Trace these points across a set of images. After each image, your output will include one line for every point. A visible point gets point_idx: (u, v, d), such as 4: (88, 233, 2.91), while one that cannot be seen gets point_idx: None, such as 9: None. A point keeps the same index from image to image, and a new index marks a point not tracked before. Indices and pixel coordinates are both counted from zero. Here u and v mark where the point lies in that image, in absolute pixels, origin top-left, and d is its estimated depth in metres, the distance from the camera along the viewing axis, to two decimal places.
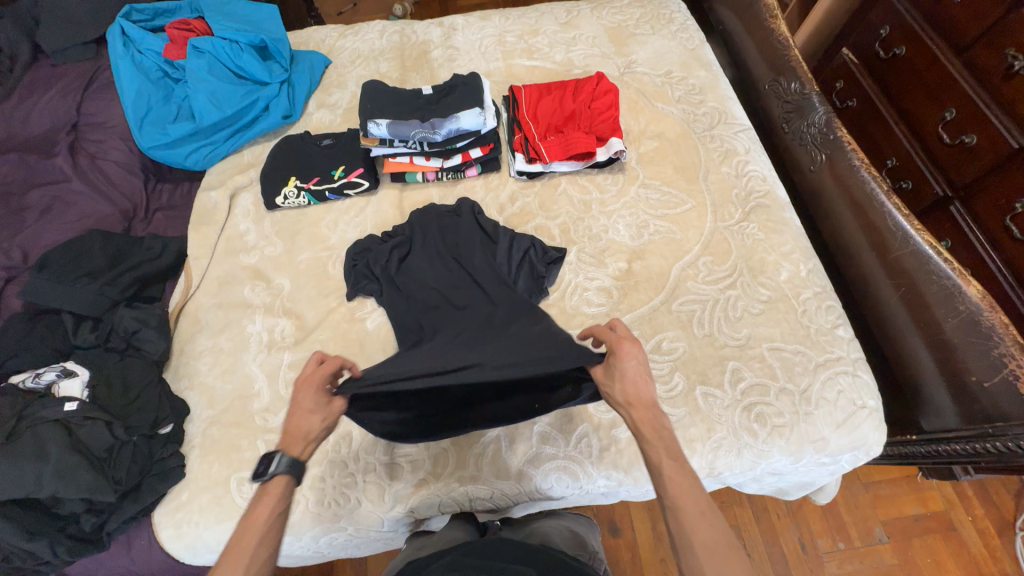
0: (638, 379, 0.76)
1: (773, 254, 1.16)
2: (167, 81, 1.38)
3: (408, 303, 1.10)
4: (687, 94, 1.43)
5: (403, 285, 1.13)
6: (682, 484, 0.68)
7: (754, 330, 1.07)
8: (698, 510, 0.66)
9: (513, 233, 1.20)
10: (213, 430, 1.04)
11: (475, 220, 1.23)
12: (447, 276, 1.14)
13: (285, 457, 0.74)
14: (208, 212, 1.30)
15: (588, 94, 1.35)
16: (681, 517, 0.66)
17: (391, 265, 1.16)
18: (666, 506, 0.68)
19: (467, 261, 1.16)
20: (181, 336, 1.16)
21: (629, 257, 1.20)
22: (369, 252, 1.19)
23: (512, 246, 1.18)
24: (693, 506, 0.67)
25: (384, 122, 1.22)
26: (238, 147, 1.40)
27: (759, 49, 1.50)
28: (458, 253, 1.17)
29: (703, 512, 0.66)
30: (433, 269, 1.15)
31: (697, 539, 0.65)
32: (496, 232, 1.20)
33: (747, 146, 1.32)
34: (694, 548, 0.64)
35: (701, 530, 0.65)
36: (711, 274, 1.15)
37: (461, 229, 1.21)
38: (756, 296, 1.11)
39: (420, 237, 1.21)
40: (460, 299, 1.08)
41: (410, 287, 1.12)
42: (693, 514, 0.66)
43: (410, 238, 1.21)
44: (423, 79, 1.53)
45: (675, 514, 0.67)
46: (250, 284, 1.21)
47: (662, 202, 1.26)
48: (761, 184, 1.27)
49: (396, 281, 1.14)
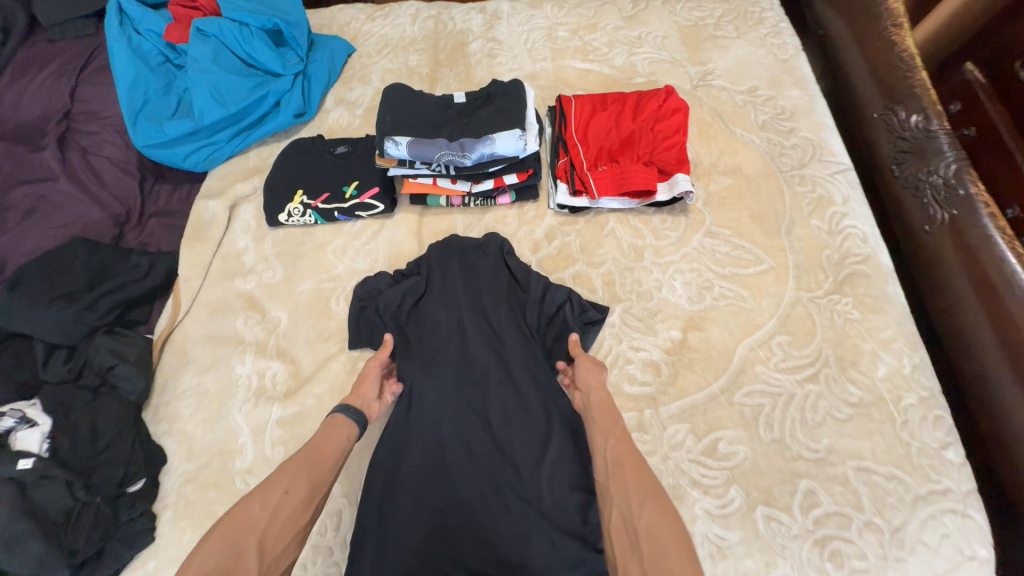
0: (593, 378, 0.90)
1: (870, 341, 0.93)
2: (167, 67, 1.21)
3: (414, 372, 0.95)
4: (774, 119, 1.18)
5: (413, 343, 0.98)
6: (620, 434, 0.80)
7: (837, 441, 0.86)
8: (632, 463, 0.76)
9: (548, 284, 1.01)
10: (188, 489, 0.92)
11: (503, 264, 1.04)
12: (465, 338, 0.97)
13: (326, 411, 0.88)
14: (205, 225, 1.16)
15: (651, 113, 1.11)
16: (619, 463, 0.76)
17: (405, 311, 1.00)
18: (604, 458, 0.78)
19: (491, 321, 0.98)
20: (164, 370, 1.04)
21: (685, 325, 0.99)
22: (379, 294, 1.02)
23: (544, 301, 0.99)
24: (623, 454, 0.77)
25: (404, 141, 1.01)
26: (244, 148, 1.24)
27: (869, 65, 1.21)
28: (481, 308, 0.99)
29: (639, 467, 0.74)
30: (448, 327, 0.98)
31: (630, 482, 0.73)
32: (527, 281, 1.02)
33: (846, 195, 1.07)
34: (627, 490, 0.72)
35: (637, 478, 0.73)
36: (787, 359, 0.93)
37: (486, 276, 1.02)
38: (843, 396, 0.89)
39: (435, 282, 1.03)
40: (480, 382, 0.94)
41: (420, 351, 0.97)
42: (621, 446, 0.78)
43: (428, 281, 1.03)
44: (458, 78, 1.32)
45: (612, 472, 0.76)
46: (243, 315, 1.07)
47: (732, 258, 1.04)
48: (860, 245, 1.02)
49: (409, 334, 0.98)
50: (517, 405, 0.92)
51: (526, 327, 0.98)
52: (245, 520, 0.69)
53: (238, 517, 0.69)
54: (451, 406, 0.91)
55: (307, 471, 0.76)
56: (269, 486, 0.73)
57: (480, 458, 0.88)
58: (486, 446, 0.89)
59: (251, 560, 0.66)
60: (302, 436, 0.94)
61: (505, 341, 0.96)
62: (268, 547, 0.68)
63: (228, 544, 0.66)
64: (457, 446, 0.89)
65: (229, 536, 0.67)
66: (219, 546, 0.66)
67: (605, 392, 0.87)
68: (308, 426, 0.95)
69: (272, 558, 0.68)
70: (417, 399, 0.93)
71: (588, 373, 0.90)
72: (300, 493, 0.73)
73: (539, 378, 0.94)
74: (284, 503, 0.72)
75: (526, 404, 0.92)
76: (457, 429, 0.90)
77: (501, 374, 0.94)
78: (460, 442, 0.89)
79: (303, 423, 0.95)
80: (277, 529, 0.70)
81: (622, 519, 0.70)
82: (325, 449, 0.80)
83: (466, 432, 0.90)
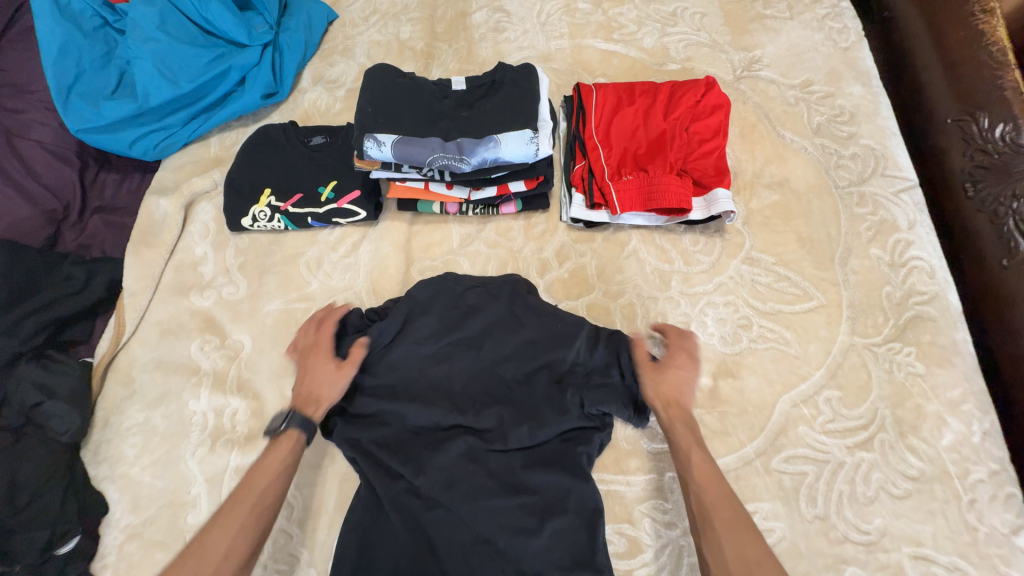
0: (673, 379, 0.75)
1: (934, 400, 0.79)
2: (106, 31, 1.00)
3: (387, 426, 0.77)
4: (831, 121, 0.99)
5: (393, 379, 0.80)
6: (708, 476, 0.68)
7: (892, 522, 0.73)
8: (733, 521, 0.64)
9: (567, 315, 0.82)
10: (132, 548, 0.79)
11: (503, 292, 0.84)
12: (450, 383, 0.79)
13: (296, 419, 0.74)
14: (156, 226, 0.99)
15: (688, 110, 0.92)
16: (713, 521, 0.64)
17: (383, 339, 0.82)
18: (696, 508, 0.67)
19: (481, 365, 0.80)
20: (106, 401, 0.89)
21: (716, 370, 0.84)
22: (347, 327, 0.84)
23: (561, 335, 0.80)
24: (716, 507, 0.65)
25: (388, 140, 0.83)
26: (203, 133, 1.05)
27: (942, 55, 0.98)
28: (468, 349, 0.81)
29: (742, 530, 0.63)
30: (430, 367, 0.80)
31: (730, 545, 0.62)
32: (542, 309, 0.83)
33: (913, 220, 0.90)
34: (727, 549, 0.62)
35: (738, 545, 0.62)
36: (836, 419, 0.79)
37: (478, 304, 0.83)
38: (899, 468, 0.76)
39: (418, 312, 0.84)
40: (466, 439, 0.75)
41: (394, 397, 0.79)
42: (711, 491, 0.66)
43: (412, 303, 0.85)
44: (458, 55, 1.12)
45: (709, 527, 0.64)
46: (199, 338, 0.92)
47: (776, 291, 0.88)
48: (926, 282, 0.86)
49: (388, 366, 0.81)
50: (510, 462, 0.74)
51: (526, 366, 0.79)
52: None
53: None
54: (429, 465, 0.74)
55: (255, 523, 0.67)
56: (208, 543, 0.65)
57: (468, 523, 0.70)
58: (470, 514, 0.71)
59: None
60: None
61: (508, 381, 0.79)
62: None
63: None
64: (435, 515, 0.71)
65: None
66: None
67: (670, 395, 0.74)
68: None
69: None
70: (388, 454, 0.75)
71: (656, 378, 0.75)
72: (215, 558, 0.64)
73: (539, 428, 0.75)
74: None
75: (520, 461, 0.74)
76: (438, 491, 0.72)
77: (492, 424, 0.76)
78: (445, 502, 0.72)
79: None
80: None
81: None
82: (268, 494, 0.70)
83: (451, 489, 0.72)
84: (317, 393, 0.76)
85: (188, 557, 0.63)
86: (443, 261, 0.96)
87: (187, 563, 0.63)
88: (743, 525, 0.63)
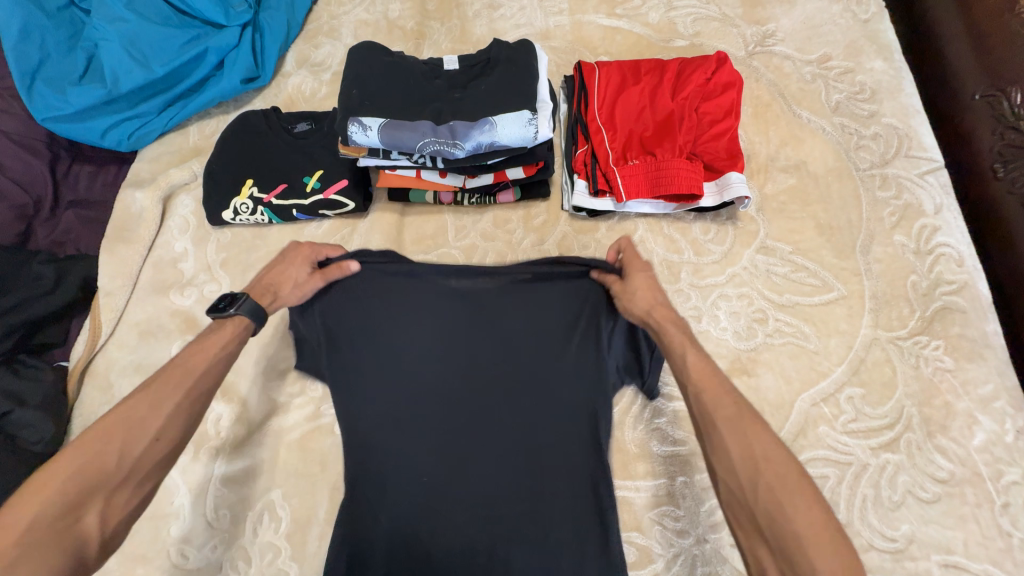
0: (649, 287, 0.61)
1: (963, 397, 0.74)
2: (72, 11, 0.93)
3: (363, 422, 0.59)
4: (850, 99, 0.93)
5: (366, 364, 0.60)
6: (703, 369, 0.54)
7: (920, 529, 0.69)
8: (736, 414, 0.51)
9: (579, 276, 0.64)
10: (111, 563, 0.74)
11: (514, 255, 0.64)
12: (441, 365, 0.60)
13: (248, 303, 0.60)
14: (131, 222, 0.93)
15: (697, 88, 0.85)
16: (717, 424, 0.51)
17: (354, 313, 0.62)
18: (695, 410, 0.54)
19: (479, 342, 0.60)
20: (82, 408, 0.84)
21: (730, 367, 0.79)
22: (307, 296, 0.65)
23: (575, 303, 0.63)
24: (719, 406, 0.52)
25: (375, 125, 0.77)
26: (180, 121, 0.99)
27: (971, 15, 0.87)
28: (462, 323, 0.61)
29: (749, 423, 0.50)
30: (415, 348, 0.59)
31: (744, 448, 0.49)
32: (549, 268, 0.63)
33: (939, 203, 0.84)
34: (746, 455, 0.49)
35: (747, 443, 0.49)
36: (859, 418, 0.74)
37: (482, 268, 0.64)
38: (927, 471, 0.71)
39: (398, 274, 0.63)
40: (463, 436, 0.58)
41: (370, 387, 0.60)
42: (717, 392, 0.53)
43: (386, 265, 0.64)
44: (451, 35, 1.05)
45: (717, 432, 0.51)
46: (180, 339, 0.87)
47: (793, 282, 0.82)
48: (955, 270, 0.80)
49: (357, 348, 0.61)
50: (524, 466, 0.58)
51: (546, 348, 0.60)
52: (101, 466, 0.49)
53: (87, 456, 0.48)
54: (422, 469, 0.58)
55: (192, 408, 0.55)
56: (136, 422, 0.51)
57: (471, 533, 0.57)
58: (474, 522, 0.57)
59: (93, 520, 0.48)
60: (253, 498, 0.77)
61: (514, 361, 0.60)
62: (119, 507, 0.50)
63: (70, 489, 0.47)
64: (432, 526, 0.57)
65: (76, 490, 0.47)
66: (54, 496, 0.46)
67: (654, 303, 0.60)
68: (260, 484, 0.77)
69: (122, 518, 0.50)
70: (371, 456, 0.59)
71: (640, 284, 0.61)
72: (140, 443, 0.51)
73: (563, 425, 0.58)
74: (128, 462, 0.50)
75: (538, 464, 0.58)
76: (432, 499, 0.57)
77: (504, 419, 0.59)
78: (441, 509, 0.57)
79: (254, 481, 0.77)
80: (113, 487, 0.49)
81: (734, 497, 0.49)
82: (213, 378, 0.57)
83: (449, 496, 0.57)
84: (278, 288, 0.63)
85: (109, 432, 0.50)
86: (438, 255, 0.90)
87: (109, 436, 0.50)
88: (748, 417, 0.50)
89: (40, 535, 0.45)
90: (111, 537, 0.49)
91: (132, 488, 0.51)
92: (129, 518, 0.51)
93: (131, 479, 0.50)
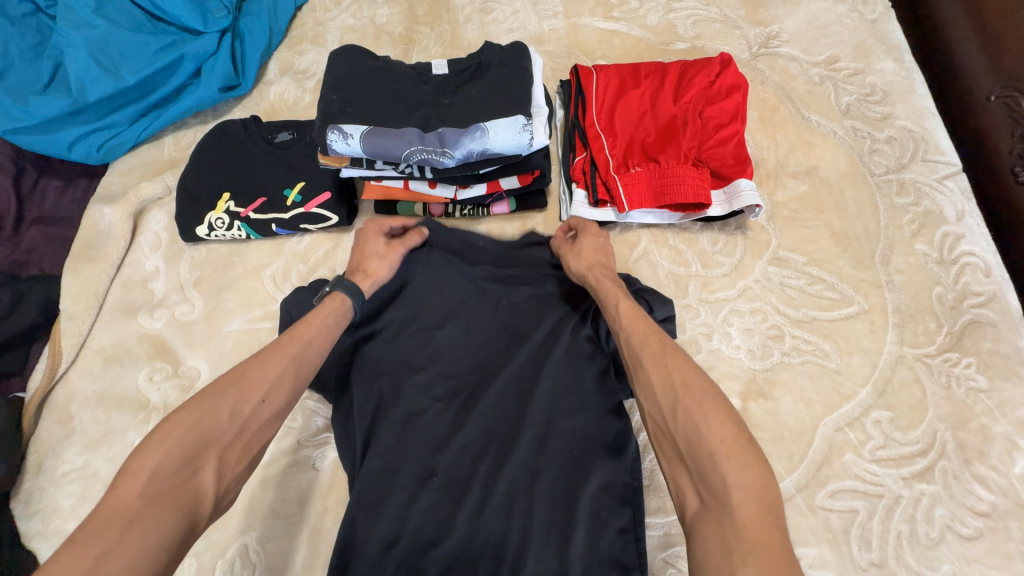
0: (591, 243, 0.68)
1: (1002, 421, 0.67)
2: (39, 18, 0.88)
3: (378, 415, 0.63)
4: (862, 101, 0.88)
5: (382, 363, 0.65)
6: (633, 315, 0.56)
7: (963, 571, 0.62)
8: (661, 349, 0.51)
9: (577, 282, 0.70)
10: None
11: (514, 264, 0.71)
12: (450, 360, 0.65)
13: (345, 281, 0.63)
14: (98, 238, 0.87)
15: (702, 91, 0.80)
16: (641, 357, 0.52)
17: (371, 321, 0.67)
18: (625, 348, 0.55)
19: (485, 341, 0.66)
20: (38, 443, 0.76)
21: (745, 390, 0.73)
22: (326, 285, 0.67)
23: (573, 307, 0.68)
24: (644, 341, 0.53)
25: (357, 133, 0.71)
26: (154, 132, 0.93)
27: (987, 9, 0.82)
28: (472, 325, 0.67)
29: (671, 355, 0.50)
30: (427, 345, 0.66)
31: (666, 376, 0.49)
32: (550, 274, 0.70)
33: (961, 210, 0.79)
34: (668, 380, 0.49)
35: (666, 370, 0.49)
36: (889, 445, 0.68)
37: (489, 274, 0.70)
38: (967, 503, 0.64)
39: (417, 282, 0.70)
40: (471, 426, 0.61)
41: (390, 387, 0.64)
42: (644, 330, 0.54)
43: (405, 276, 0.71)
44: (441, 40, 1.00)
45: (640, 363, 0.52)
46: (147, 366, 0.80)
47: (811, 296, 0.77)
48: (982, 280, 0.75)
49: (376, 351, 0.66)
50: (535, 458, 0.58)
51: (549, 343, 0.65)
52: (215, 421, 0.47)
53: (203, 411, 0.47)
54: (437, 463, 0.59)
55: (296, 376, 0.54)
56: (243, 381, 0.50)
57: (478, 525, 0.56)
58: (481, 510, 0.56)
59: (210, 475, 0.46)
60: (222, 543, 0.69)
61: (518, 359, 0.64)
62: (229, 465, 0.48)
63: (191, 439, 0.45)
64: (442, 522, 0.56)
65: (190, 444, 0.45)
66: (175, 447, 0.45)
67: (596, 259, 0.65)
68: (231, 527, 0.70)
69: (234, 477, 0.48)
70: (385, 453, 0.60)
71: (587, 245, 0.67)
72: (254, 401, 0.50)
73: (570, 417, 0.60)
74: (246, 419, 0.49)
75: (547, 461, 0.58)
76: (439, 489, 0.58)
77: (513, 412, 0.61)
78: (448, 498, 0.57)
79: (224, 522, 0.70)
80: (227, 445, 0.48)
81: (660, 426, 0.48)
82: (315, 349, 0.57)
83: (455, 482, 0.58)
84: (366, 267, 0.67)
85: (223, 386, 0.49)
86: None
87: (220, 392, 0.49)
88: (670, 349, 0.51)
89: (162, 488, 0.43)
90: (221, 496, 0.47)
91: (241, 448, 0.49)
92: (236, 480, 0.49)
93: (239, 438, 0.49)
